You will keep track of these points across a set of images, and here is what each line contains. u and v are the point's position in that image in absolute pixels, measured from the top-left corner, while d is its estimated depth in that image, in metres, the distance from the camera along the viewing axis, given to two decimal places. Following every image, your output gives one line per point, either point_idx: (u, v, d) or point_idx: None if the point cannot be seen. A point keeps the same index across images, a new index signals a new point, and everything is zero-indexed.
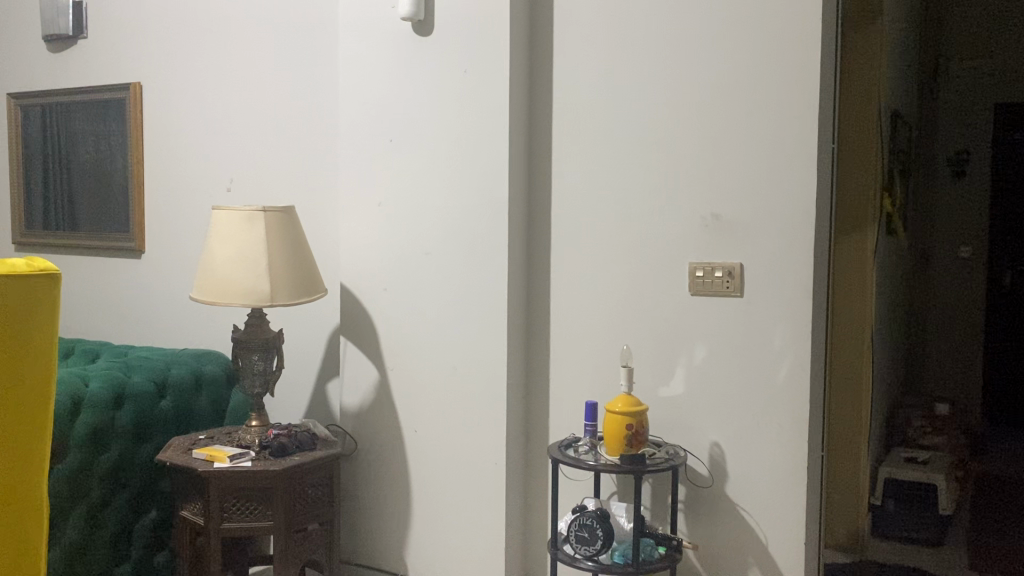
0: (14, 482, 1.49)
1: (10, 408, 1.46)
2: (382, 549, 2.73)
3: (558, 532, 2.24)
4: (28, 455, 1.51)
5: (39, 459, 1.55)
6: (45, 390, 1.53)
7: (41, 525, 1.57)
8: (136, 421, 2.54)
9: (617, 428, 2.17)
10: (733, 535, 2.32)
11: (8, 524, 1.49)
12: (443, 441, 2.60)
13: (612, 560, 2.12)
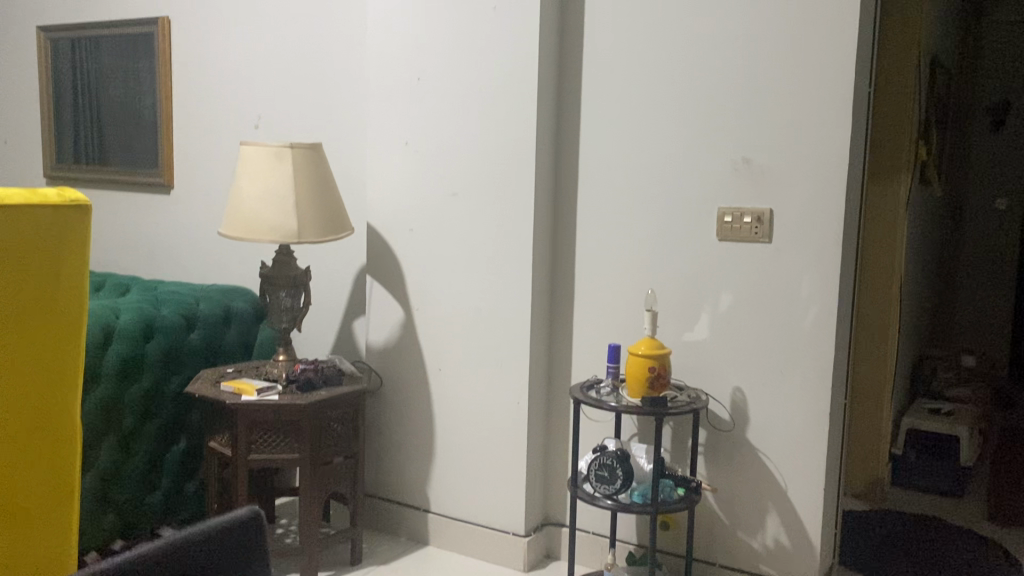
0: (47, 409, 1.52)
1: (41, 337, 1.49)
2: (406, 484, 2.79)
3: (577, 471, 2.26)
4: (62, 384, 1.55)
5: (72, 386, 1.58)
6: (77, 320, 1.56)
7: (77, 450, 1.61)
8: (165, 354, 2.58)
9: (639, 370, 2.18)
10: (751, 479, 2.33)
11: (46, 450, 1.54)
12: (466, 381, 2.63)
13: (630, 499, 2.14)
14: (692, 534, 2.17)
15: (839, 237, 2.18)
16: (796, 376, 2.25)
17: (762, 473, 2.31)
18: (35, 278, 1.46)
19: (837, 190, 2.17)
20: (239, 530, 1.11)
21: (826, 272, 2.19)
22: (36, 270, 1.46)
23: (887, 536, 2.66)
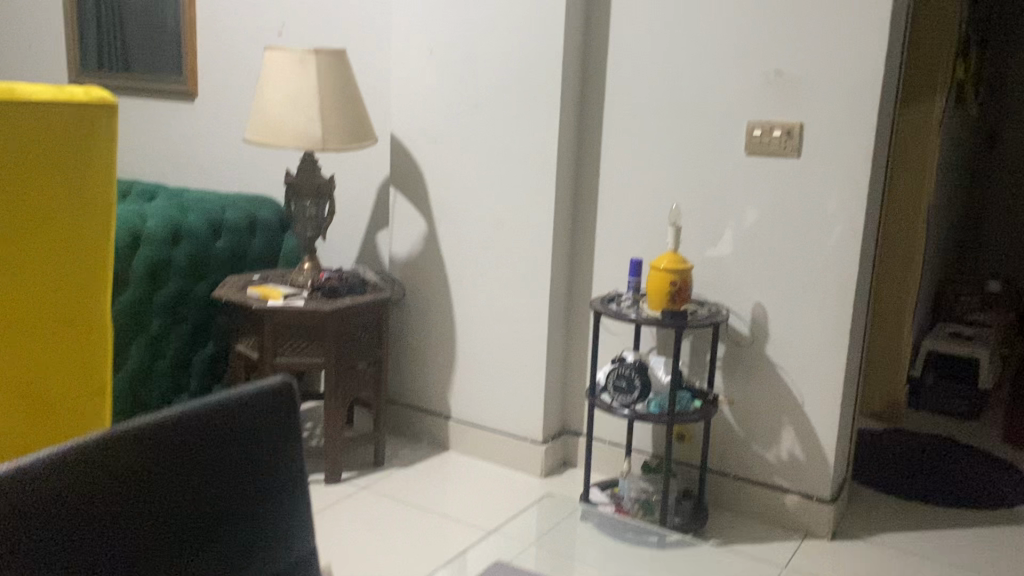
0: (79, 307, 1.56)
1: (74, 234, 1.52)
2: (427, 392, 2.85)
3: (596, 381, 2.30)
4: (93, 281, 1.59)
5: (104, 286, 1.62)
6: (108, 218, 1.59)
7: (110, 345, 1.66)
8: (192, 259, 2.62)
9: (661, 283, 2.19)
10: (767, 393, 2.35)
11: (82, 345, 1.58)
12: (488, 292, 2.65)
13: (647, 409, 2.18)
14: (707, 445, 2.21)
15: (868, 152, 2.14)
16: (818, 293, 2.25)
17: (779, 388, 2.33)
18: (66, 177, 1.48)
19: (869, 103, 2.12)
20: (270, 396, 1.12)
21: (854, 187, 2.16)
22: (67, 168, 1.48)
23: (901, 454, 2.69)
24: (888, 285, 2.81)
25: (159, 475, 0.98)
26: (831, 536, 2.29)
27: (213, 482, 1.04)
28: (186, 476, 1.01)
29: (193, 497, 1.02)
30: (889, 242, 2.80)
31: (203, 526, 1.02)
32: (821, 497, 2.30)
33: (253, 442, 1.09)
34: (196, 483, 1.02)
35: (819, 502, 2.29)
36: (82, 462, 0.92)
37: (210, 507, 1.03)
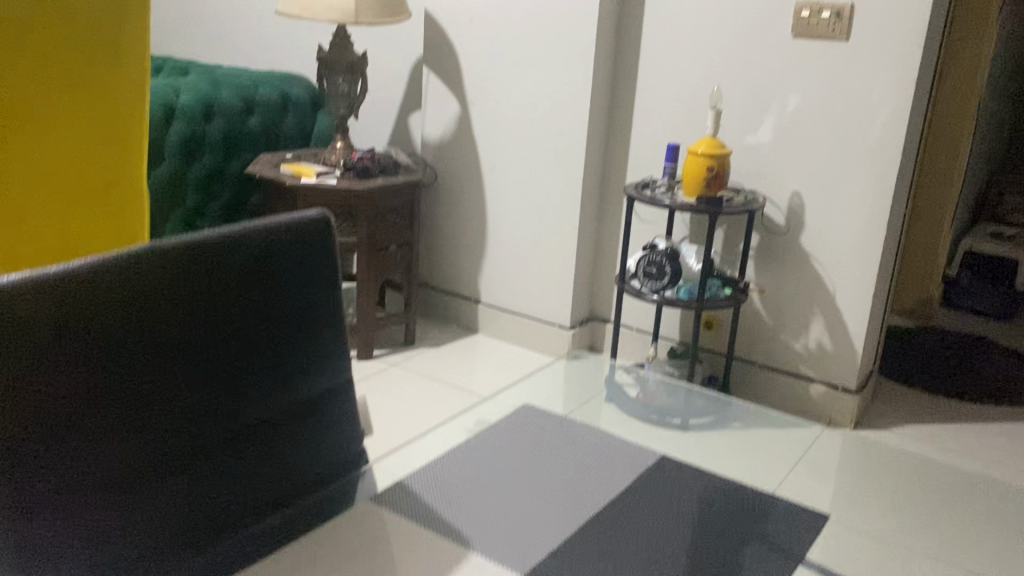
0: (111, 212, 1.40)
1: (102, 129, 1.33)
2: (457, 276, 2.86)
3: (627, 267, 2.29)
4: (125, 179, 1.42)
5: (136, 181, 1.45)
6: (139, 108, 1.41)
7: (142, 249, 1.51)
8: (225, 136, 2.61)
9: (697, 169, 2.15)
10: (799, 285, 2.34)
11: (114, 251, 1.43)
12: (520, 177, 2.63)
13: (677, 295, 2.18)
14: (734, 333, 2.21)
15: (921, 36, 2.04)
16: (857, 182, 2.20)
17: (812, 279, 2.31)
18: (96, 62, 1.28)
19: None
20: (305, 228, 1.33)
21: (903, 73, 2.08)
22: (96, 50, 1.28)
23: (929, 351, 2.69)
24: (930, 180, 2.75)
25: (228, 275, 1.22)
26: (854, 425, 2.32)
27: (240, 310, 1.23)
28: (247, 290, 1.24)
29: (213, 322, 1.19)
30: (935, 136, 2.73)
31: (253, 333, 1.25)
32: (846, 387, 2.31)
33: (293, 276, 1.31)
34: (254, 298, 1.25)
35: (844, 392, 2.31)
36: (164, 263, 1.14)
37: (248, 321, 1.24)
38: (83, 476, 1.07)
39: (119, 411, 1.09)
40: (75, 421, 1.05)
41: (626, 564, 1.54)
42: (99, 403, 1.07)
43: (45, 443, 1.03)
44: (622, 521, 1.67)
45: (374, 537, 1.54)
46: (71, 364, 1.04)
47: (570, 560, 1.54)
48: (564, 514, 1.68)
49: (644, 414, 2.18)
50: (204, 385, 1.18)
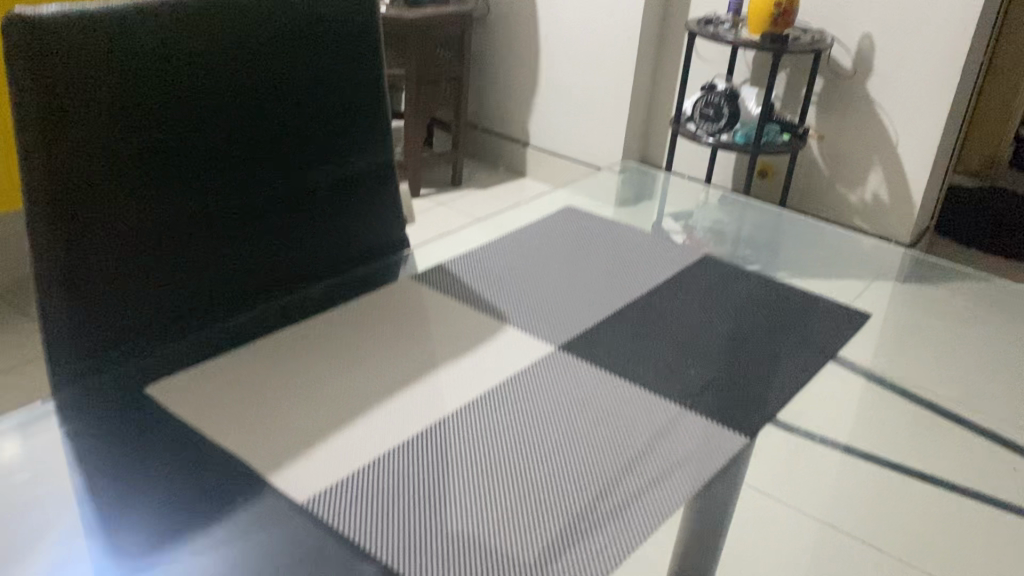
0: None
1: None
2: (507, 116, 2.81)
3: (683, 110, 2.21)
4: None
5: None
6: None
7: None
8: None
9: (764, 6, 2.02)
10: (860, 135, 2.25)
11: None
12: (575, 12, 2.51)
13: (733, 139, 2.10)
14: (789, 180, 2.14)
15: None
16: (936, 27, 2.05)
17: (875, 127, 2.22)
18: None
19: None
20: None
21: None
22: None
23: (990, 211, 2.61)
24: None
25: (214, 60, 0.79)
26: None
27: (328, 90, 0.91)
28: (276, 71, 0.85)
29: (298, 103, 0.88)
30: None
31: (312, 111, 0.90)
32: (899, 240, 2.28)
33: (350, 60, 0.92)
34: (294, 81, 0.87)
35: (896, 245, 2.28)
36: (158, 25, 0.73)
37: (302, 99, 0.88)
38: (124, 289, 0.78)
39: (132, 215, 0.76)
40: (101, 227, 0.74)
41: (674, 322, 0.89)
42: (65, 239, 0.71)
43: (124, 250, 0.76)
44: (693, 274, 1.01)
45: (400, 304, 0.90)
46: (116, 152, 0.73)
47: (605, 346, 0.84)
48: (590, 251, 1.05)
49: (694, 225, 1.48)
50: (278, 156, 0.88)
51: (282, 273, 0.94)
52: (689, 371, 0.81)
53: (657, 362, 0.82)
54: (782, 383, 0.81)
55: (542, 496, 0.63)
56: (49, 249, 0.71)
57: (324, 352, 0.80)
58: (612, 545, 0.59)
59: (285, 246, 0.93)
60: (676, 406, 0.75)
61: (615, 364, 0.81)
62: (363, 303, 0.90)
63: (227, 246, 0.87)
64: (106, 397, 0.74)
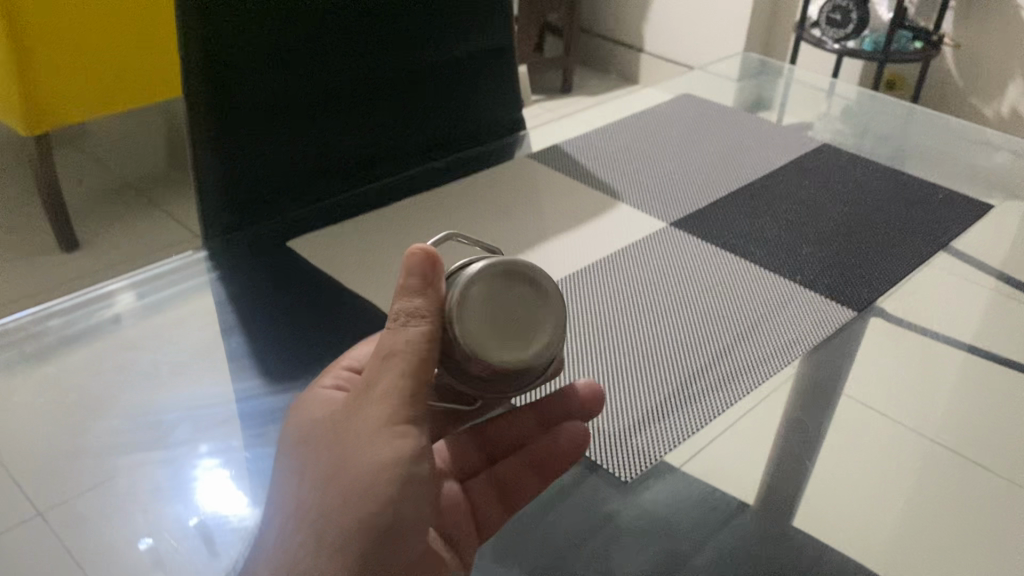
0: None
1: None
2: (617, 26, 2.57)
3: (808, 15, 1.99)
4: None
5: None
6: None
7: None
8: None
9: None
10: (1005, 43, 1.88)
11: None
12: None
13: (859, 48, 1.89)
14: (919, 90, 1.96)
15: None
16: None
17: (1016, 37, 1.86)
18: None
19: None
20: None
21: None
22: None
23: None
24: None
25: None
26: None
27: None
28: None
29: None
30: None
31: None
32: None
33: None
34: None
35: None
36: None
37: None
38: (263, 147, 0.81)
39: (273, 73, 0.78)
40: (238, 83, 0.76)
41: (795, 204, 0.89)
42: (222, 91, 0.75)
43: (269, 115, 0.80)
44: (819, 160, 0.99)
45: (516, 181, 0.90)
46: (260, 15, 0.75)
47: (718, 222, 0.85)
48: (694, 150, 1.00)
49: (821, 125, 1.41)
50: (415, 24, 0.89)
51: (404, 148, 0.95)
52: (801, 250, 0.81)
53: (769, 239, 0.82)
54: (891, 261, 0.80)
55: (643, 359, 0.66)
56: (193, 100, 0.74)
57: (439, 220, 0.82)
58: (718, 405, 0.62)
59: (405, 121, 0.94)
60: (789, 281, 0.76)
61: (728, 239, 0.82)
62: (474, 180, 0.90)
63: (351, 116, 0.88)
64: (244, 243, 0.78)
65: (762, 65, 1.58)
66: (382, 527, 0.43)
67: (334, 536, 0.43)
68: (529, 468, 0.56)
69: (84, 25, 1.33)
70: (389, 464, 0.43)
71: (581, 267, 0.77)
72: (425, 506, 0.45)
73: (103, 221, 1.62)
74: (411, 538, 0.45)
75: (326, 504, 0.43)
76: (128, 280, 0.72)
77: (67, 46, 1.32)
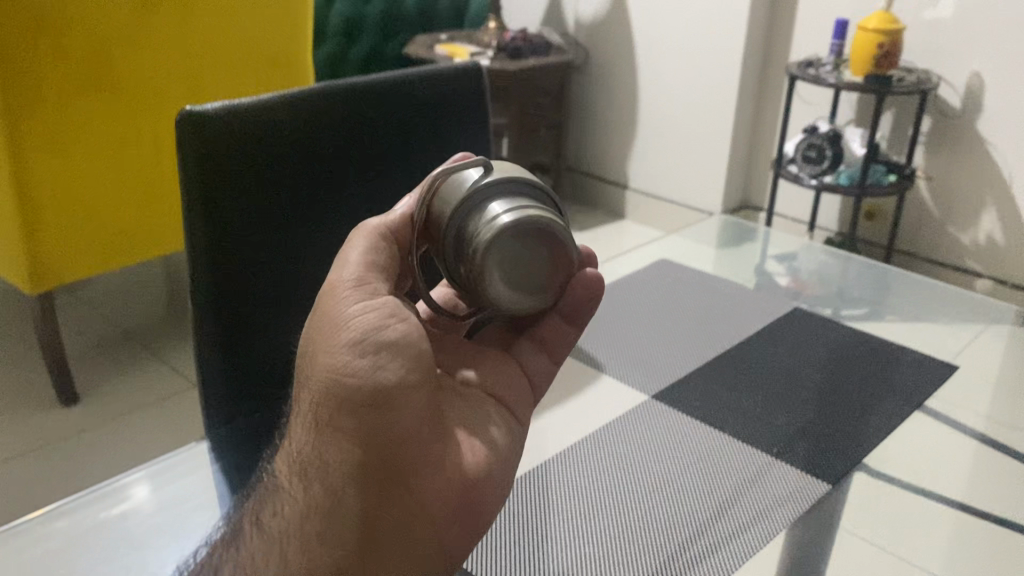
0: None
1: None
2: (600, 162, 2.61)
3: (784, 152, 2.07)
4: None
5: None
6: None
7: None
8: (385, 18, 2.33)
9: (865, 46, 1.82)
10: (975, 172, 1.93)
11: None
12: (664, 56, 2.31)
13: (836, 182, 1.95)
14: (896, 221, 2.00)
15: None
16: None
17: (986, 168, 1.91)
18: None
19: None
20: (448, 82, 0.98)
21: None
22: None
23: None
24: None
25: (336, 133, 0.90)
26: None
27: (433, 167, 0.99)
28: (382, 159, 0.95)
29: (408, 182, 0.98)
30: None
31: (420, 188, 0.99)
32: (1016, 283, 1.94)
33: (449, 140, 1.00)
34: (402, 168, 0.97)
35: (1013, 289, 1.94)
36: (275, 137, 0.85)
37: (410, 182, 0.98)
38: (272, 332, 0.91)
39: (279, 270, 0.90)
40: (236, 300, 0.87)
41: (766, 377, 1.12)
42: (221, 313, 0.87)
43: (268, 327, 0.91)
44: (789, 326, 1.28)
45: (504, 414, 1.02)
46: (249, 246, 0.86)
47: (694, 396, 1.07)
48: (678, 350, 1.20)
49: (785, 296, 1.48)
50: None
51: None
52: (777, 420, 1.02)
53: (743, 412, 1.04)
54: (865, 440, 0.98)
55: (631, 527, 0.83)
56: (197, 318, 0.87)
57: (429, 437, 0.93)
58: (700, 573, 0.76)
59: None
60: (766, 455, 0.95)
61: (706, 414, 1.03)
62: None
63: None
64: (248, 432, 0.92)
65: (739, 228, 1.72)
66: (368, 401, 0.55)
67: (328, 417, 0.56)
68: (562, 323, 0.66)
69: (93, 183, 1.39)
70: (358, 341, 0.56)
71: (574, 446, 0.97)
72: (409, 368, 0.57)
73: (102, 372, 1.64)
74: (403, 400, 0.56)
75: (315, 395, 0.56)
76: (145, 473, 0.92)
77: (75, 203, 1.37)
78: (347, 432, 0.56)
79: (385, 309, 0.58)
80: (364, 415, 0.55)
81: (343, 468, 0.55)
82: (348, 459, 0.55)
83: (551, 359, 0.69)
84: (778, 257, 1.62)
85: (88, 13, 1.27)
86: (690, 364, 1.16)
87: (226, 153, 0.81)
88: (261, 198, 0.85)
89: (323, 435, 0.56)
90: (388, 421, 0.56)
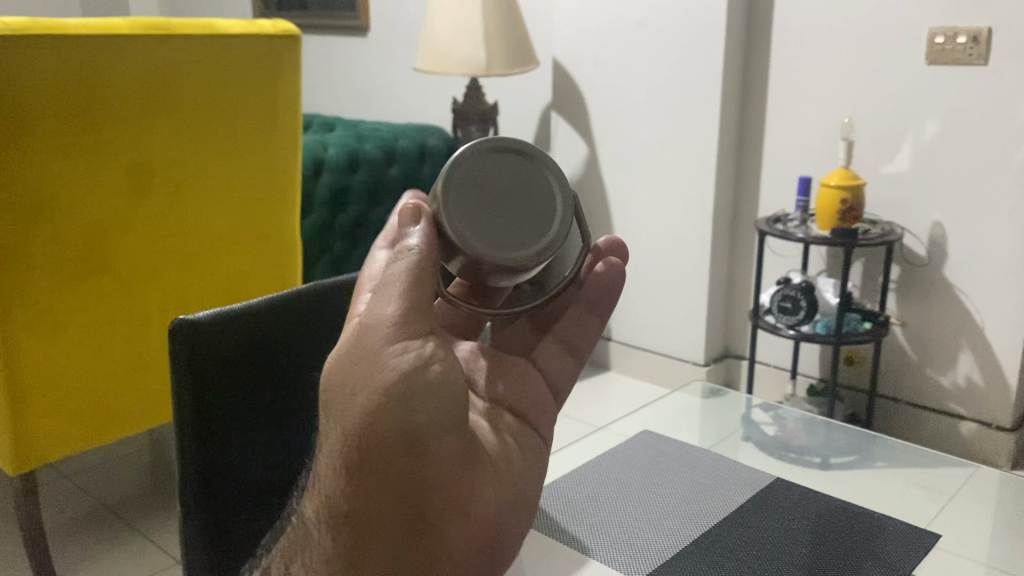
0: (232, 172, 1.54)
1: (241, 124, 1.53)
2: None
3: (761, 303, 2.11)
4: (251, 149, 1.57)
5: (270, 155, 1.61)
6: (275, 122, 1.60)
7: (265, 212, 1.63)
8: (370, 187, 2.42)
9: (829, 201, 1.91)
10: (946, 315, 1.98)
11: (224, 198, 1.54)
12: (641, 215, 2.40)
13: (813, 330, 1.98)
14: (877, 367, 2.03)
15: None
16: (1009, 208, 1.84)
17: (956, 313, 1.97)
18: (246, 73, 1.51)
19: None
20: None
21: None
22: (253, 71, 1.52)
23: None
24: None
25: (322, 325, 0.93)
26: (1012, 466, 1.96)
27: None
28: None
29: None
30: None
31: None
32: (1000, 424, 1.95)
33: None
34: None
35: (998, 430, 1.95)
36: (271, 326, 0.89)
37: None
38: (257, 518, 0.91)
39: (262, 467, 0.91)
40: (227, 487, 0.88)
41: (751, 552, 1.16)
42: (210, 501, 0.87)
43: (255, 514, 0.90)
44: (768, 495, 1.32)
45: None
46: (239, 431, 0.88)
47: None
48: (669, 526, 1.23)
49: (775, 451, 1.47)
50: None
51: None
52: None
53: None
54: None
55: None
56: (186, 507, 0.86)
57: None
58: None
59: None
60: None
61: None
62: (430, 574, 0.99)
63: None
64: None
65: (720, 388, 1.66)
66: (405, 452, 0.57)
67: (360, 465, 0.57)
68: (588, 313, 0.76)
69: (80, 360, 1.40)
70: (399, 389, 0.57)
71: None
72: (444, 413, 0.58)
73: (80, 555, 1.57)
74: (433, 444, 0.58)
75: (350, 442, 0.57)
76: None
77: (64, 386, 1.39)
78: (375, 476, 0.57)
79: (412, 345, 0.58)
80: (398, 462, 0.57)
81: (365, 507, 0.58)
82: (370, 499, 0.57)
83: (573, 359, 0.74)
84: (764, 403, 1.60)
85: (91, 236, 1.36)
86: (679, 544, 1.18)
87: (216, 351, 0.85)
88: (250, 392, 0.88)
89: (344, 479, 0.58)
90: (417, 461, 0.57)
